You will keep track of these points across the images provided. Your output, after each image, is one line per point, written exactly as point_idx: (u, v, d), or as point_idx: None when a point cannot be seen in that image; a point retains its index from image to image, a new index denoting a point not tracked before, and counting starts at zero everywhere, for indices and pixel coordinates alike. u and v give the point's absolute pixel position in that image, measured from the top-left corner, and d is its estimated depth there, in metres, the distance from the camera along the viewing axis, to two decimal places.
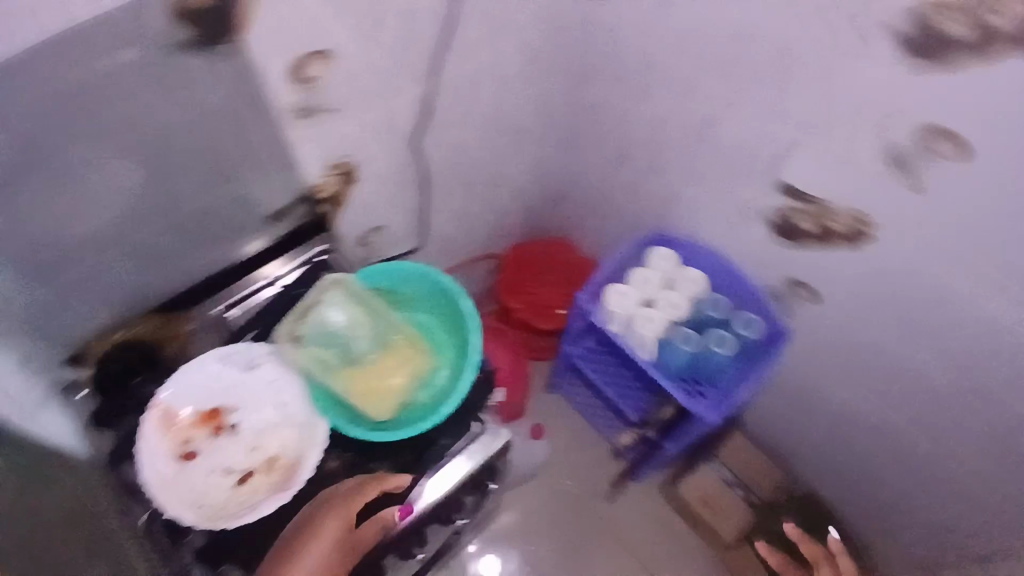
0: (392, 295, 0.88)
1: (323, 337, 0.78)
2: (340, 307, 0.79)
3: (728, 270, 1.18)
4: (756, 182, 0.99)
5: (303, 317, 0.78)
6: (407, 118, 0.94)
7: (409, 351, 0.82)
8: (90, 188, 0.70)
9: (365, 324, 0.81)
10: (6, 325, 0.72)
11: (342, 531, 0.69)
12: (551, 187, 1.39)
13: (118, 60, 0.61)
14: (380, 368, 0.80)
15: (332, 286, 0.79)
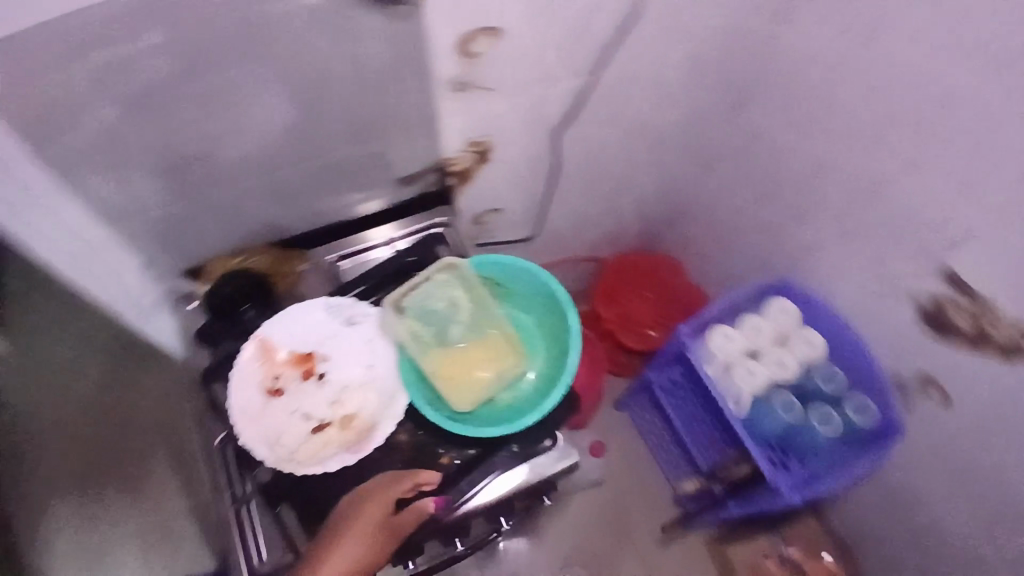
0: (499, 287, 0.85)
1: (426, 316, 0.79)
2: (449, 291, 0.80)
3: (852, 342, 1.06)
4: (916, 260, 0.88)
5: (413, 290, 0.78)
6: (557, 107, 0.91)
7: (503, 351, 0.80)
8: (244, 118, 0.69)
9: (468, 313, 0.81)
10: (140, 229, 0.76)
11: (379, 523, 0.66)
12: (676, 205, 1.32)
13: (298, 3, 0.60)
14: (472, 360, 0.79)
15: (448, 267, 0.79)
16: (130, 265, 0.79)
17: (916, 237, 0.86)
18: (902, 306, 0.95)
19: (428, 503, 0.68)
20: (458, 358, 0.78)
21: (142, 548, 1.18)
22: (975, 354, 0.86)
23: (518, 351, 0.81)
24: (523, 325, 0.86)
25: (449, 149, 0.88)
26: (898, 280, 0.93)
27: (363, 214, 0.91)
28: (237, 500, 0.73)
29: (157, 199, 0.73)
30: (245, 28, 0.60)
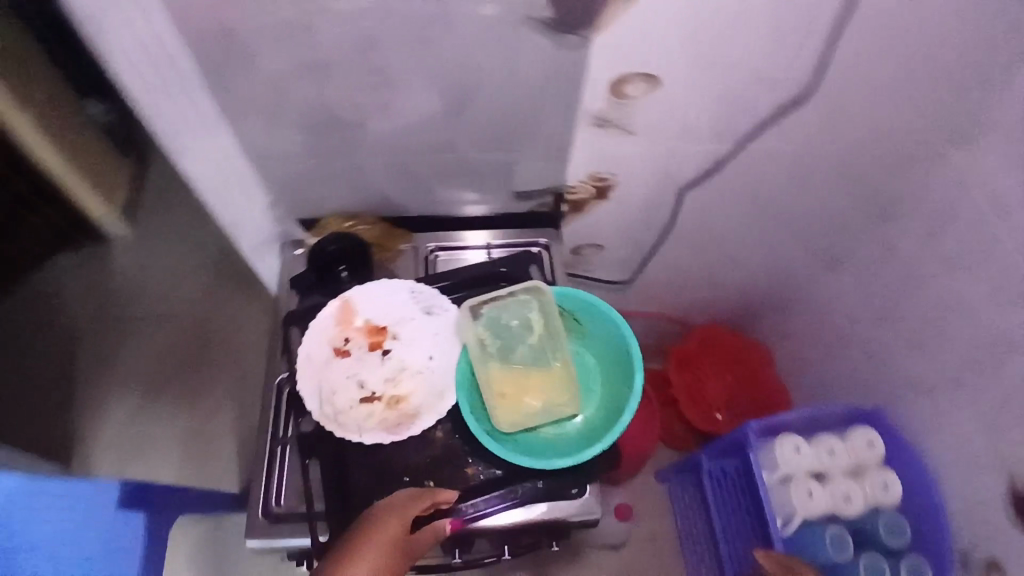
0: (574, 322, 0.81)
1: (497, 329, 0.78)
2: (526, 313, 0.79)
3: (931, 500, 0.96)
4: None
5: (494, 302, 0.79)
6: (692, 167, 0.90)
7: (559, 386, 0.76)
8: (395, 100, 0.73)
9: (537, 338, 0.78)
10: (277, 172, 0.82)
11: (400, 540, 0.62)
12: (783, 296, 1.25)
13: (480, 13, 0.63)
14: (525, 385, 0.76)
15: (535, 292, 0.79)
16: (259, 199, 0.86)
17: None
18: (1004, 481, 0.85)
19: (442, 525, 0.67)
20: (512, 379, 0.76)
21: (184, 446, 1.39)
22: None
23: (574, 391, 0.76)
24: (587, 367, 0.81)
25: (569, 180, 0.90)
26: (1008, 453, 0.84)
27: (476, 218, 0.95)
28: (275, 440, 0.76)
29: (298, 150, 0.80)
30: (421, 20, 0.64)
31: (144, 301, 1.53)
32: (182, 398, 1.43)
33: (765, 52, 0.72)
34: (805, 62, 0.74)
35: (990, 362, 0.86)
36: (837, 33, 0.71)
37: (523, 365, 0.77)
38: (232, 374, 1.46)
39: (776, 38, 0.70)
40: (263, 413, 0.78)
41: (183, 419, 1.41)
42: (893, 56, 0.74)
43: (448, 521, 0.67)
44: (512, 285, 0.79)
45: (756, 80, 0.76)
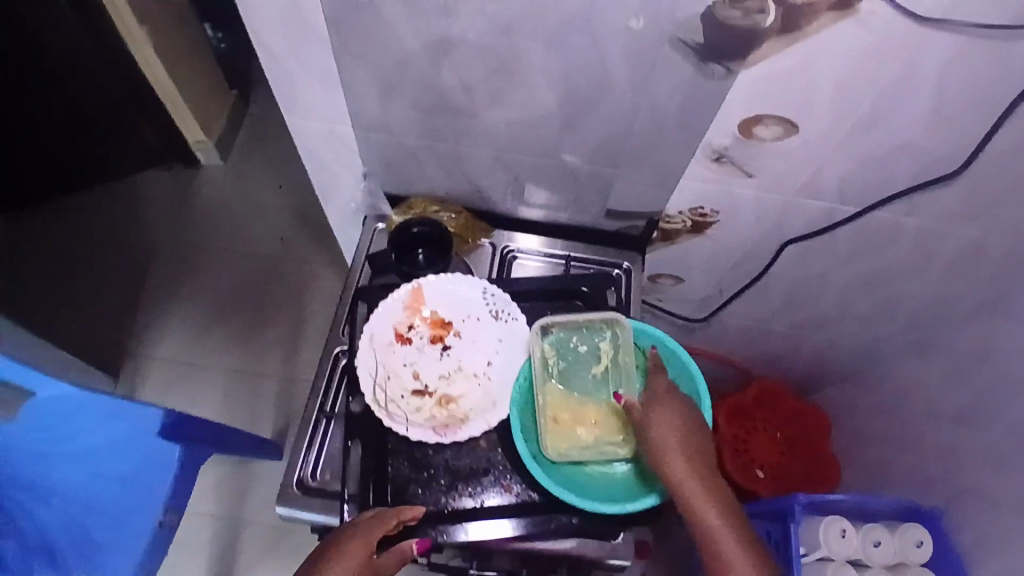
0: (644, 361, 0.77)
1: (563, 353, 0.76)
2: (597, 345, 0.76)
3: None
4: None
5: (567, 325, 0.77)
6: (802, 221, 0.84)
7: (614, 426, 0.72)
8: (509, 97, 0.70)
9: (603, 372, 0.75)
10: (377, 143, 0.81)
11: (360, 562, 0.63)
12: (861, 368, 1.17)
13: (625, 26, 0.60)
14: (580, 416, 0.73)
15: (612, 325, 0.76)
16: (355, 164, 0.85)
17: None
18: None
19: (408, 546, 0.66)
20: (568, 407, 0.73)
21: (228, 382, 1.42)
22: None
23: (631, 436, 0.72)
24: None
25: (668, 208, 0.85)
26: None
27: (563, 222, 0.91)
28: (322, 412, 0.76)
29: (401, 126, 0.78)
30: (559, 21, 0.60)
31: (221, 233, 1.57)
32: (235, 335, 1.47)
33: (921, 120, 0.65)
34: (964, 139, 0.66)
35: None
36: (1009, 116, 0.63)
37: (583, 396, 0.74)
38: (286, 321, 1.48)
39: (939, 108, 0.63)
40: (315, 380, 0.78)
41: (233, 355, 1.45)
42: None
43: (416, 542, 0.66)
44: (592, 311, 0.76)
45: (903, 147, 0.69)
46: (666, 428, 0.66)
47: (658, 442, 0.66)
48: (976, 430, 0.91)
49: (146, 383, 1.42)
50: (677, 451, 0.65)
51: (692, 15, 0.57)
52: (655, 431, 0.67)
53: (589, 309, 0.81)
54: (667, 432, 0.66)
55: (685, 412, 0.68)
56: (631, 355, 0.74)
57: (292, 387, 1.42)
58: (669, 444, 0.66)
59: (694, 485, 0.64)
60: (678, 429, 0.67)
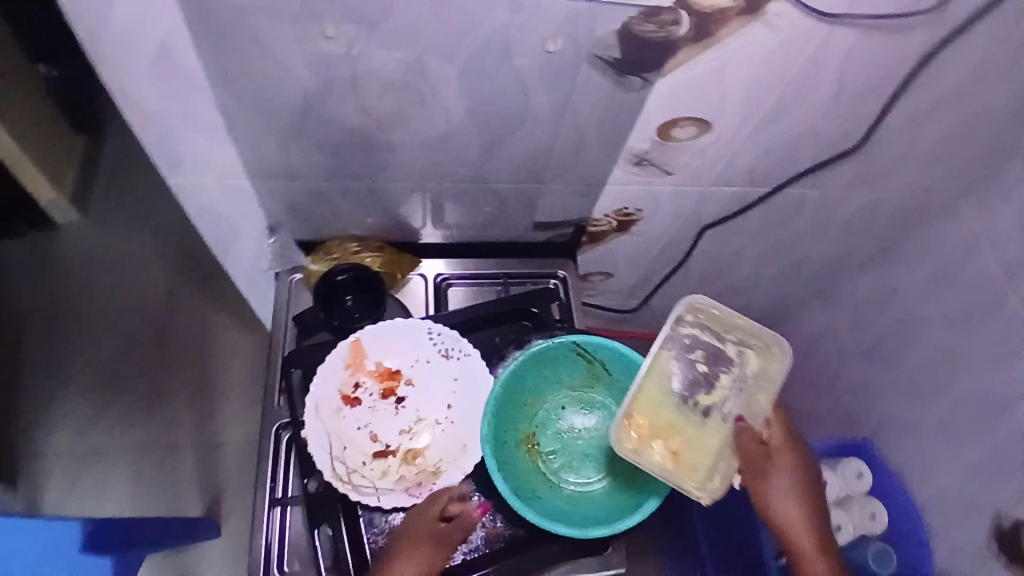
0: (606, 372, 0.76)
1: (686, 355, 0.72)
2: (726, 363, 0.72)
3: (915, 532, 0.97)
4: (1015, 488, 0.81)
5: (706, 329, 0.73)
6: (719, 205, 0.86)
7: (700, 456, 0.69)
8: (425, 127, 0.66)
9: (718, 396, 0.71)
10: (282, 192, 0.73)
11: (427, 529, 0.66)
12: (774, 324, 1.25)
13: (541, 48, 0.58)
14: (665, 431, 0.69)
15: (758, 352, 0.72)
16: (257, 216, 0.77)
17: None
18: (982, 520, 0.86)
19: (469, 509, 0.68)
20: (660, 412, 0.70)
21: (141, 462, 1.27)
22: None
23: (711, 480, 0.67)
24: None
25: (595, 212, 0.84)
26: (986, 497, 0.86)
27: (492, 241, 0.87)
28: (275, 498, 0.70)
29: (308, 170, 0.71)
30: (472, 49, 0.57)
31: (97, 297, 1.39)
32: (138, 408, 1.31)
33: (820, 105, 0.69)
34: (857, 117, 0.72)
35: (976, 412, 0.86)
36: (902, 90, 0.69)
37: (687, 407, 0.70)
38: (194, 382, 1.33)
39: (836, 92, 0.68)
40: (258, 465, 0.71)
41: (139, 431, 1.29)
42: (941, 117, 0.74)
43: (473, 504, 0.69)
44: (751, 335, 0.73)
45: (806, 130, 0.73)
46: (783, 481, 0.70)
47: (774, 485, 0.70)
48: (889, 365, 1.01)
49: (46, 484, 1.24)
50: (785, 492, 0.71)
51: (609, 31, 0.56)
52: (773, 485, 0.70)
53: (539, 328, 0.79)
54: (783, 484, 0.70)
55: (796, 453, 0.72)
56: (769, 392, 0.71)
57: (217, 452, 1.28)
58: (784, 500, 0.70)
59: (800, 525, 0.70)
60: (793, 487, 0.71)
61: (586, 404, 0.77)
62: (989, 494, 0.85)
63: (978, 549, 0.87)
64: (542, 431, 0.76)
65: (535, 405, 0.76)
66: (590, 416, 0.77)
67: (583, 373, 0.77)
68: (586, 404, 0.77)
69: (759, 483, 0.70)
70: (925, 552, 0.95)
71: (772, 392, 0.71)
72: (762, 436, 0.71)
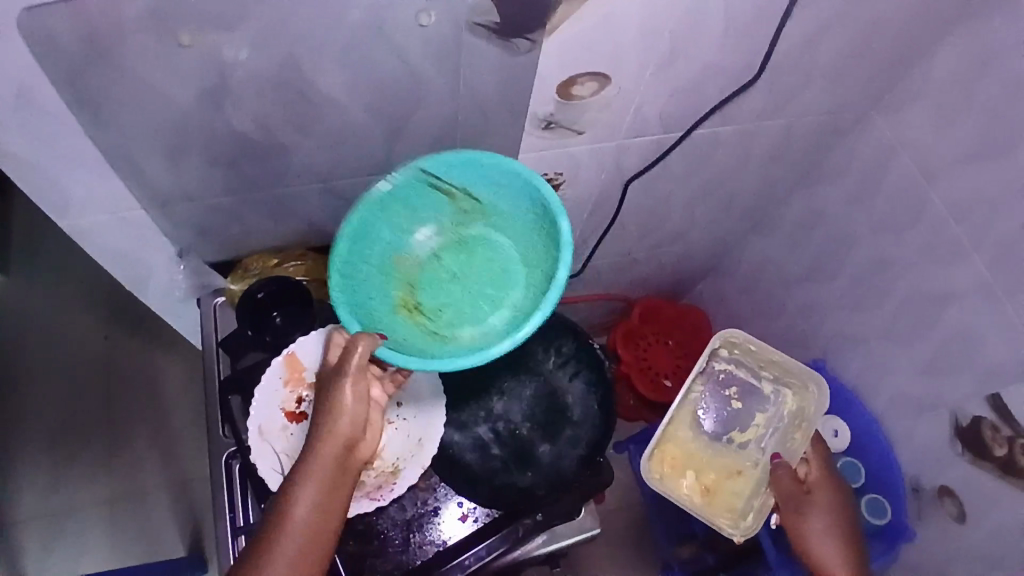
0: (466, 199, 0.71)
1: (724, 392, 1.03)
2: (761, 402, 1.01)
3: (875, 436, 1.01)
4: (962, 379, 0.85)
5: (742, 367, 1.03)
6: (638, 156, 0.86)
7: (737, 496, 0.95)
8: (321, 124, 0.63)
9: (751, 435, 1.00)
10: (185, 216, 0.70)
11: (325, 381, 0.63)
12: (717, 262, 1.26)
13: (420, 23, 0.56)
14: (705, 468, 0.98)
15: (792, 391, 1.00)
16: (162, 245, 0.73)
17: (965, 356, 0.84)
18: (938, 415, 0.90)
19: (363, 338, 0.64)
20: (699, 445, 1.00)
21: (110, 514, 1.22)
22: (994, 479, 0.84)
23: (746, 516, 0.93)
24: (501, 251, 0.74)
25: None
26: (938, 394, 0.90)
27: None
28: (237, 528, 0.69)
29: (205, 188, 0.67)
30: (347, 36, 0.55)
31: (29, 354, 1.32)
32: (96, 461, 1.25)
33: (715, 40, 0.69)
34: (753, 47, 0.72)
35: (916, 314, 0.90)
36: (792, 15, 0.69)
37: (725, 442, 1.00)
38: (150, 423, 1.29)
39: (727, 26, 0.67)
40: (215, 498, 0.70)
41: (102, 483, 1.24)
42: (834, 36, 0.74)
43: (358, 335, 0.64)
44: (787, 379, 1.01)
45: (706, 69, 0.73)
46: (819, 517, 0.85)
47: (810, 519, 0.85)
48: (829, 285, 1.04)
49: (14, 555, 1.19)
50: (824, 530, 0.84)
51: None
52: (808, 517, 0.85)
53: None
54: (819, 519, 0.85)
55: (833, 493, 0.88)
56: (801, 431, 0.96)
57: (188, 491, 1.25)
58: (819, 530, 0.84)
59: (834, 556, 0.81)
60: (829, 526, 0.84)
61: (462, 243, 0.74)
62: (941, 389, 0.89)
63: (937, 446, 0.92)
64: (422, 289, 0.73)
65: (409, 265, 0.73)
66: (468, 253, 0.74)
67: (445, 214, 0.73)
68: (463, 242, 0.74)
69: (797, 515, 0.86)
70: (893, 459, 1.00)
71: (805, 430, 0.96)
72: (800, 475, 0.90)
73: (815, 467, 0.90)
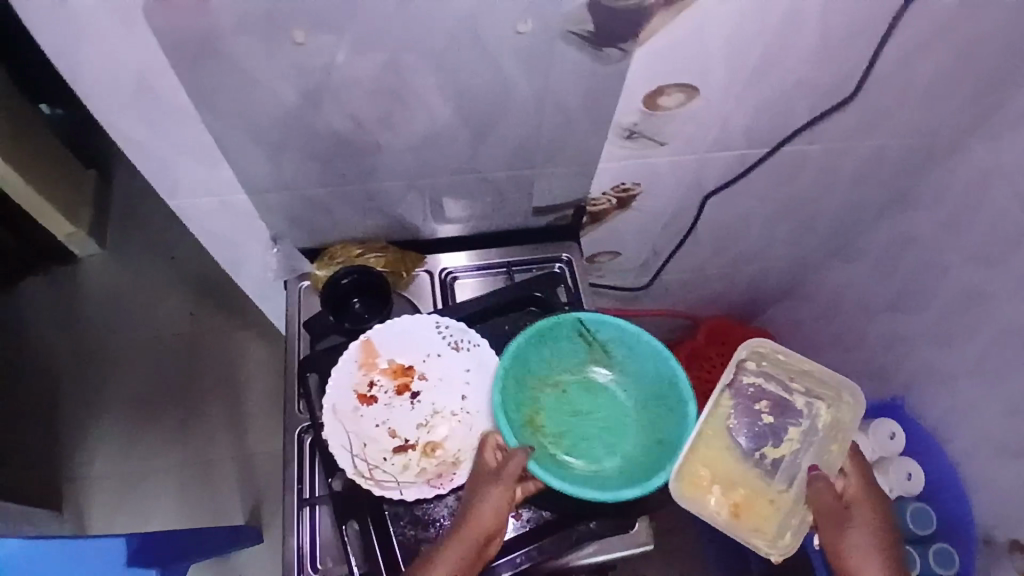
0: (608, 354, 0.77)
1: (751, 406, 0.77)
2: (796, 415, 0.77)
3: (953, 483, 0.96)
4: None
5: (772, 378, 0.78)
6: (718, 170, 0.85)
7: (769, 514, 0.72)
8: (411, 125, 0.67)
9: (786, 449, 0.75)
10: (281, 204, 0.75)
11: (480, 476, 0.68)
12: (793, 287, 1.22)
13: (513, 31, 0.58)
14: (729, 487, 0.72)
15: (829, 403, 0.77)
16: (259, 230, 0.78)
17: None
18: None
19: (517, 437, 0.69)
20: (726, 462, 0.74)
21: (181, 480, 1.30)
22: None
23: (784, 536, 0.70)
24: (617, 401, 0.77)
25: (592, 191, 0.83)
26: None
27: (491, 230, 0.87)
28: (303, 499, 0.73)
29: (301, 179, 0.72)
30: (443, 40, 0.58)
31: (125, 325, 1.44)
32: (174, 430, 1.35)
33: (809, 55, 0.67)
34: (848, 64, 0.70)
35: (1011, 357, 0.84)
36: (891, 34, 0.67)
37: (756, 462, 0.74)
38: (224, 400, 1.37)
39: (821, 41, 0.66)
40: (285, 469, 0.74)
41: (177, 450, 1.33)
42: (936, 55, 0.71)
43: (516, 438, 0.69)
44: (825, 387, 0.77)
45: (795, 84, 0.71)
46: (863, 534, 0.67)
47: (851, 537, 0.67)
48: (915, 318, 0.98)
49: (94, 507, 1.29)
50: (869, 553, 0.66)
51: (576, 5, 0.56)
52: (850, 534, 0.67)
53: (546, 312, 0.79)
54: (862, 536, 0.67)
55: (881, 506, 0.69)
56: (842, 442, 0.74)
57: (253, 466, 1.32)
58: (863, 550, 0.66)
59: None
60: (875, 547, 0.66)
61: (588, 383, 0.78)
62: None
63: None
64: (545, 412, 0.76)
65: (539, 389, 0.76)
66: (591, 394, 0.77)
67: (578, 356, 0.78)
68: (588, 385, 0.78)
69: (835, 533, 0.67)
70: (969, 509, 0.94)
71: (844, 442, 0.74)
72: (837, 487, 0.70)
73: (856, 477, 0.70)
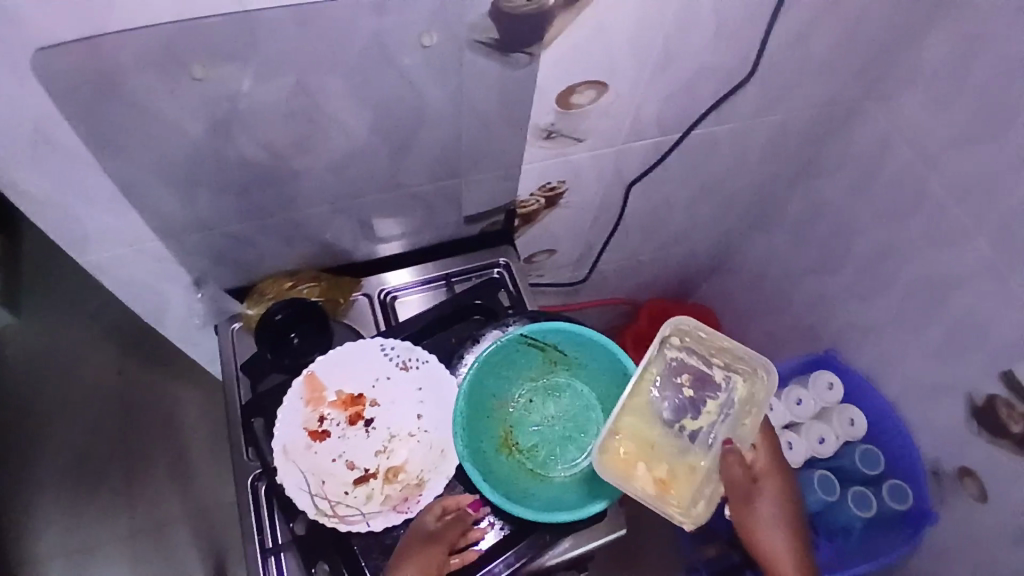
0: (562, 355, 0.77)
1: (674, 380, 0.78)
2: (713, 388, 0.78)
3: (890, 422, 1.03)
4: (976, 359, 0.86)
5: (693, 352, 0.79)
6: (638, 158, 0.87)
7: (687, 482, 0.72)
8: (330, 148, 0.65)
9: (705, 419, 0.76)
10: (201, 245, 0.71)
11: (422, 535, 0.65)
12: (721, 262, 1.27)
13: (422, 44, 0.58)
14: (650, 461, 0.72)
15: (743, 376, 0.78)
16: (178, 275, 0.75)
17: (976, 335, 0.85)
18: (956, 397, 0.91)
19: (466, 503, 0.68)
20: (649, 437, 0.74)
21: (134, 548, 1.22)
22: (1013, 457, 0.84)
23: (698, 503, 0.71)
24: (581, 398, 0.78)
25: (519, 193, 0.84)
26: (953, 375, 0.90)
27: (425, 245, 0.86)
28: (267, 550, 0.70)
29: (219, 216, 0.69)
30: (352, 61, 0.57)
31: (46, 394, 1.33)
32: (116, 497, 1.25)
33: (707, 43, 0.71)
34: (745, 46, 0.74)
35: (924, 298, 0.91)
36: (779, 14, 0.71)
37: (677, 433, 0.75)
38: (167, 457, 1.29)
39: (717, 27, 0.69)
40: (242, 522, 0.71)
41: (122, 520, 1.24)
42: (821, 32, 0.76)
43: (470, 501, 0.68)
44: (743, 363, 0.77)
45: (699, 69, 0.74)
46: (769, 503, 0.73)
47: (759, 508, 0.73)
48: (836, 274, 1.05)
49: None
50: (772, 519, 0.73)
51: (481, 14, 0.57)
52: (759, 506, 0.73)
53: (489, 318, 0.79)
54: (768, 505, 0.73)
55: (783, 476, 0.75)
56: (755, 416, 0.75)
57: (210, 519, 1.25)
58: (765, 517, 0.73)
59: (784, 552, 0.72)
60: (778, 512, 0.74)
61: (548, 385, 0.79)
62: (956, 373, 0.89)
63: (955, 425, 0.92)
64: (518, 427, 0.77)
65: (502, 405, 0.77)
66: (554, 398, 0.78)
67: (535, 363, 0.78)
68: (551, 389, 0.79)
69: (746, 504, 0.73)
70: (908, 442, 1.01)
71: (756, 417, 0.75)
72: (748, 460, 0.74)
73: (765, 449, 0.75)
